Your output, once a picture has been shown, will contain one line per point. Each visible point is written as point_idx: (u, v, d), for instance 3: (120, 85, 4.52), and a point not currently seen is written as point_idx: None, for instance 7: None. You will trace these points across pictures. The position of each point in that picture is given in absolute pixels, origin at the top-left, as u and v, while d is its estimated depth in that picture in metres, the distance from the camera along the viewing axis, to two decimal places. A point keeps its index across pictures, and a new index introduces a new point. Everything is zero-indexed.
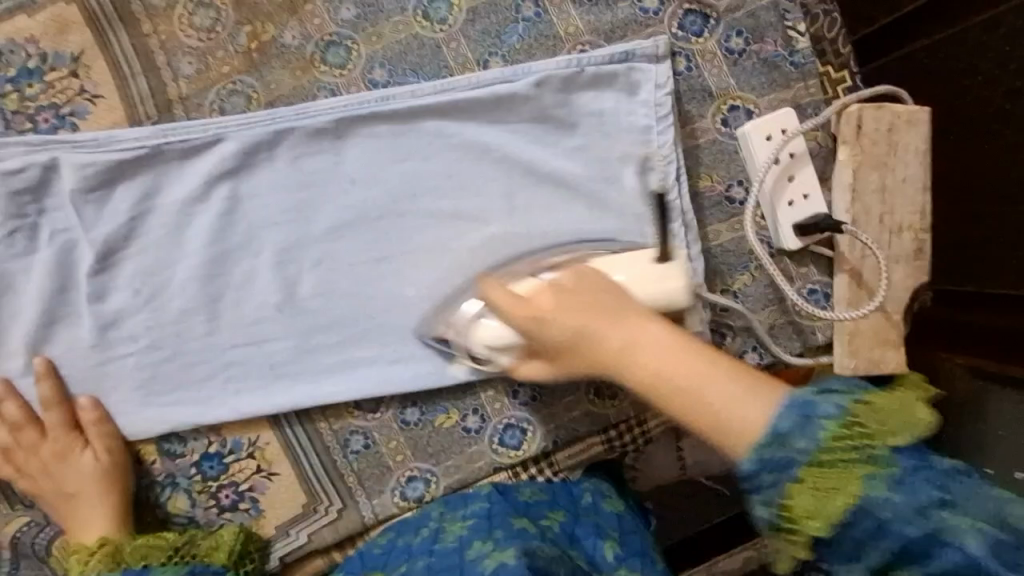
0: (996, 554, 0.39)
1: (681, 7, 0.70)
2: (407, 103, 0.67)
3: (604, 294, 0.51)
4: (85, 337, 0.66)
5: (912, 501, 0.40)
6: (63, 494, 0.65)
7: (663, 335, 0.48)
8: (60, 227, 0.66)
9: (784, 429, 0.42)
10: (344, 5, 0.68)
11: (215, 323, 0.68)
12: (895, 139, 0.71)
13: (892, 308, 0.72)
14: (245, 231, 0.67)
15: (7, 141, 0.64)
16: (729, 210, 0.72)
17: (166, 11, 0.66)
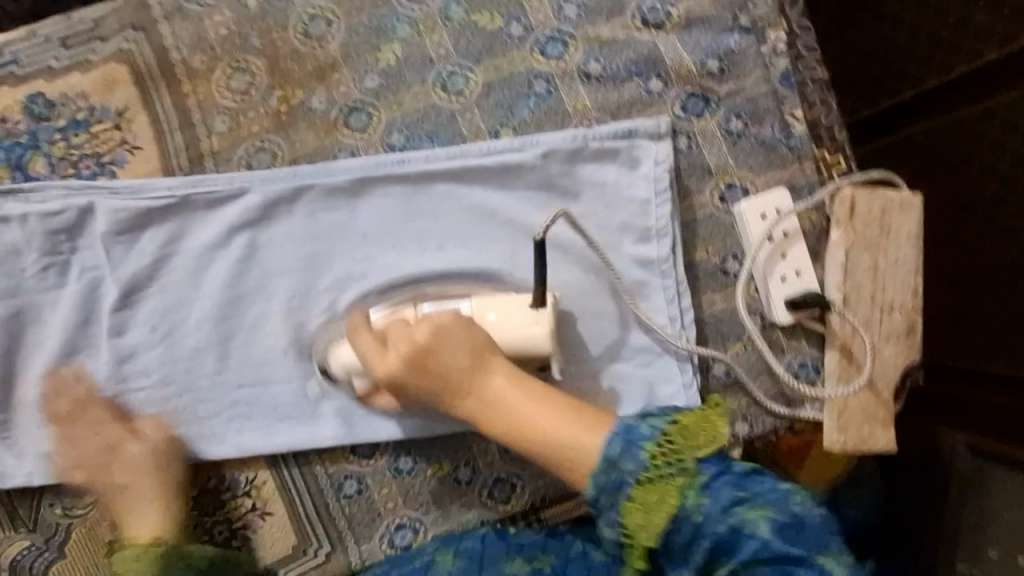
0: (782, 536, 0.52)
1: (683, 90, 0.74)
2: (422, 167, 0.71)
3: (471, 356, 0.63)
4: (103, 370, 0.70)
5: (717, 503, 0.54)
6: (115, 484, 0.69)
7: (514, 390, 0.62)
8: (89, 264, 0.70)
9: (614, 454, 0.56)
10: (369, 75, 0.73)
11: (225, 363, 0.71)
12: (888, 221, 0.73)
13: (881, 385, 0.73)
14: (260, 278, 0.72)
15: (49, 183, 0.69)
16: (723, 281, 0.75)
17: (206, 74, 0.72)
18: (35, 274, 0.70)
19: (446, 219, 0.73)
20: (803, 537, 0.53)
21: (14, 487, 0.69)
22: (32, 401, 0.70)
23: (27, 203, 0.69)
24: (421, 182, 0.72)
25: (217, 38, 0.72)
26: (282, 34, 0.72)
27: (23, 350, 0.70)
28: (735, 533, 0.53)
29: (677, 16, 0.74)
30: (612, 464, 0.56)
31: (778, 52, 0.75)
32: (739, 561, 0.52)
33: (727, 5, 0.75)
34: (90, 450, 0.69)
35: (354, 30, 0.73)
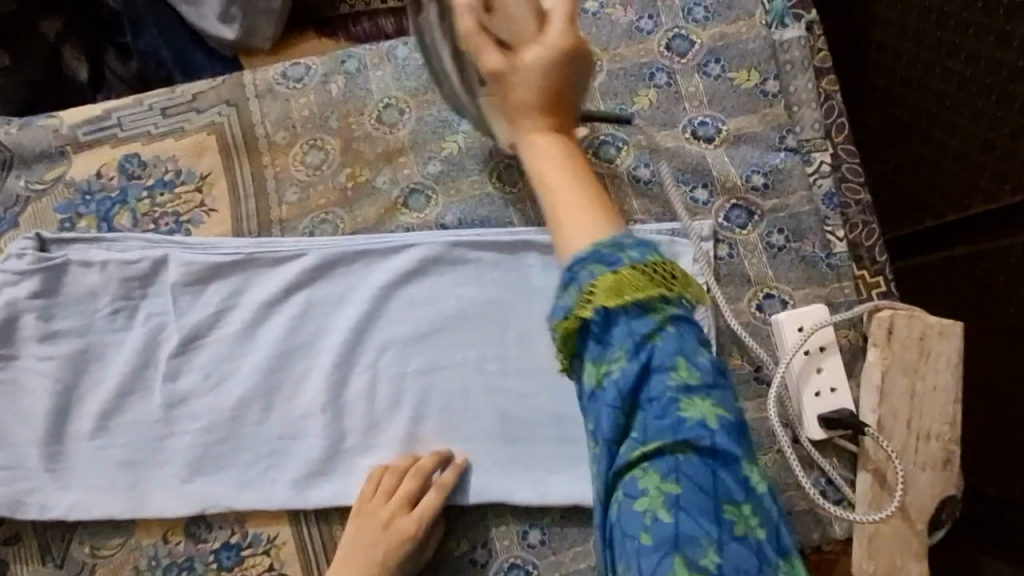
0: (728, 432, 0.44)
1: (728, 201, 0.77)
2: (471, 242, 0.76)
3: (547, 71, 0.56)
4: (152, 411, 0.74)
5: (675, 350, 0.45)
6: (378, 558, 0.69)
7: (554, 146, 0.56)
8: (156, 311, 0.75)
9: (624, 240, 0.47)
10: (432, 161, 0.78)
11: (267, 413, 0.74)
12: (927, 346, 0.73)
13: (915, 514, 0.71)
14: (311, 334, 0.75)
15: (130, 236, 0.75)
16: (756, 389, 0.75)
17: (284, 149, 0.78)
18: (106, 316, 0.75)
19: (490, 297, 0.76)
20: (744, 440, 0.45)
21: (52, 517, 0.72)
22: (82, 435, 0.74)
23: (109, 252, 0.75)
24: (471, 260, 0.76)
25: (299, 117, 0.79)
26: (358, 119, 0.79)
27: (80, 387, 0.74)
28: (677, 401, 0.44)
29: (726, 131, 0.78)
30: (617, 249, 0.46)
31: (823, 173, 0.78)
32: (667, 430, 0.44)
33: (776, 125, 0.78)
34: (195, 486, 0.73)
35: (423, 121, 0.79)
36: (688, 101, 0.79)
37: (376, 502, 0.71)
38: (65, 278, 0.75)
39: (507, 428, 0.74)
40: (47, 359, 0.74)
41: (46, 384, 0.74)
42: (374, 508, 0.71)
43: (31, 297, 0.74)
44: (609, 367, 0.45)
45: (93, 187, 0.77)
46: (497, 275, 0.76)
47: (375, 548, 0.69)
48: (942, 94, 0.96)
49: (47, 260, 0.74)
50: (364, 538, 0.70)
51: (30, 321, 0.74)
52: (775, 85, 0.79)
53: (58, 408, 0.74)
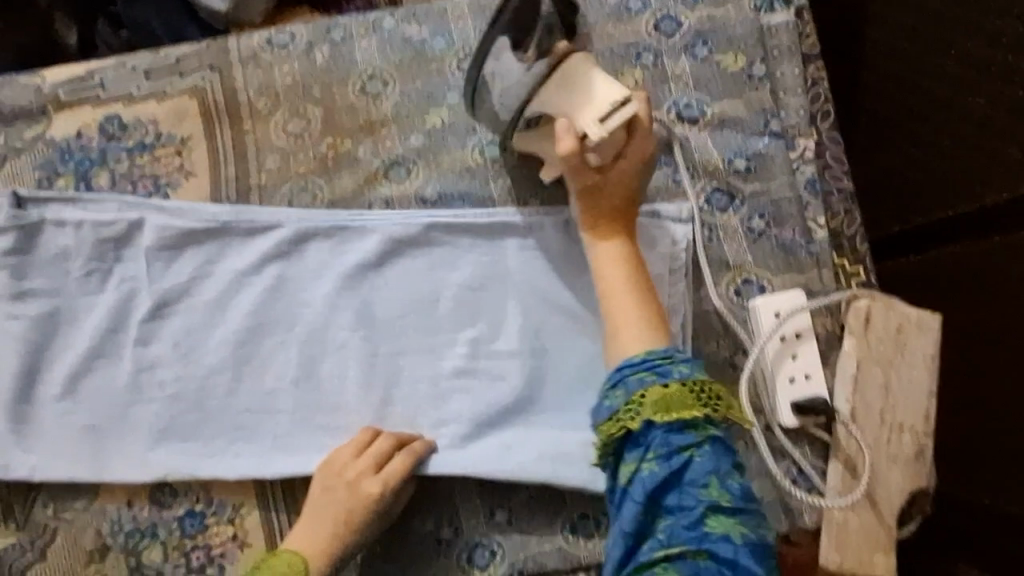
0: (749, 549, 0.58)
1: (709, 184, 0.77)
2: (449, 222, 0.75)
3: (623, 193, 0.69)
4: (121, 376, 0.73)
5: (708, 469, 0.59)
6: (338, 517, 0.68)
7: (622, 259, 0.69)
8: (129, 275, 0.75)
9: (672, 351, 0.63)
10: (414, 133, 0.77)
11: (236, 385, 0.73)
12: (903, 340, 0.73)
13: (885, 507, 0.71)
14: (283, 308, 0.74)
15: (107, 197, 0.75)
16: (730, 375, 0.74)
17: (266, 117, 0.78)
18: (80, 277, 0.74)
19: (465, 275, 0.75)
20: (762, 558, 0.58)
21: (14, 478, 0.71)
22: (50, 397, 0.73)
23: (86, 213, 0.74)
24: (448, 240, 0.75)
25: (282, 85, 0.78)
26: (342, 89, 0.78)
27: (50, 348, 0.74)
28: (704, 514, 0.58)
29: (711, 113, 0.78)
30: (667, 362, 0.62)
31: (805, 159, 0.77)
32: (692, 538, 0.57)
33: (761, 110, 0.78)
34: (160, 454, 0.72)
35: (407, 93, 0.78)
36: (674, 83, 0.78)
37: (343, 461, 0.70)
38: (39, 237, 0.74)
39: (475, 408, 0.73)
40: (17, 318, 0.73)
41: (14, 344, 0.73)
42: (341, 469, 0.70)
43: (4, 255, 0.73)
44: (642, 466, 0.59)
45: (73, 147, 0.76)
46: (473, 256, 0.75)
47: (333, 507, 0.68)
48: (932, 92, 0.96)
49: (21, 218, 0.74)
50: (325, 495, 0.69)
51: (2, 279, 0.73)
52: (762, 69, 0.78)
53: (26, 368, 0.73)
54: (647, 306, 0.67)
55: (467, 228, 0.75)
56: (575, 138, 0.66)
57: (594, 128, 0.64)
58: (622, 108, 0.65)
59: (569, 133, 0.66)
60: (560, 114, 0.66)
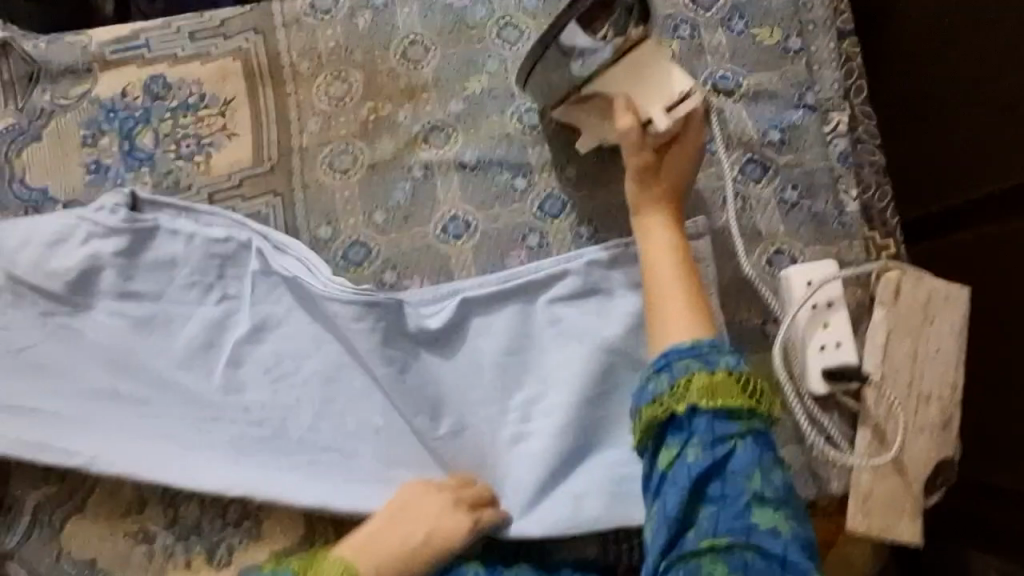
0: (795, 543, 0.56)
1: (743, 155, 0.78)
2: (475, 294, 0.73)
3: (677, 181, 0.68)
4: (161, 356, 0.72)
5: (751, 460, 0.58)
6: (406, 539, 0.66)
7: (671, 237, 0.67)
8: (184, 280, 0.74)
9: (720, 343, 0.62)
10: (454, 100, 0.79)
11: (273, 436, 0.72)
12: (931, 311, 0.74)
13: (912, 473, 0.72)
14: (309, 372, 0.73)
15: (217, 214, 0.74)
16: (760, 342, 0.76)
17: (309, 80, 0.79)
18: (117, 250, 0.73)
19: (509, 337, 0.73)
20: (808, 552, 0.57)
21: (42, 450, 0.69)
22: (134, 399, 0.71)
23: (181, 220, 0.74)
24: (493, 295, 0.73)
25: (324, 49, 0.79)
26: (383, 54, 0.79)
27: (143, 353, 0.72)
28: (749, 505, 0.57)
29: (747, 85, 0.79)
30: (715, 352, 0.61)
31: (838, 133, 0.78)
32: (737, 527, 0.56)
33: (795, 83, 0.79)
34: (201, 451, 0.71)
35: (447, 59, 0.79)
36: (710, 55, 0.80)
37: (431, 496, 0.68)
38: (153, 243, 0.74)
39: (529, 465, 0.71)
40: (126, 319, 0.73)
41: (116, 345, 0.72)
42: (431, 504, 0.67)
43: (113, 255, 0.73)
44: (686, 451, 0.59)
45: (118, 105, 0.78)
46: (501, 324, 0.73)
47: (408, 538, 0.66)
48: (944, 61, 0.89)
49: (137, 220, 0.73)
50: (409, 513, 0.67)
51: (110, 276, 0.73)
52: (798, 42, 0.80)
53: (125, 374, 0.72)
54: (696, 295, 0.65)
55: (494, 300, 0.74)
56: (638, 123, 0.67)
57: (661, 117, 0.65)
58: (686, 99, 0.66)
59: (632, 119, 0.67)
60: (627, 99, 0.67)
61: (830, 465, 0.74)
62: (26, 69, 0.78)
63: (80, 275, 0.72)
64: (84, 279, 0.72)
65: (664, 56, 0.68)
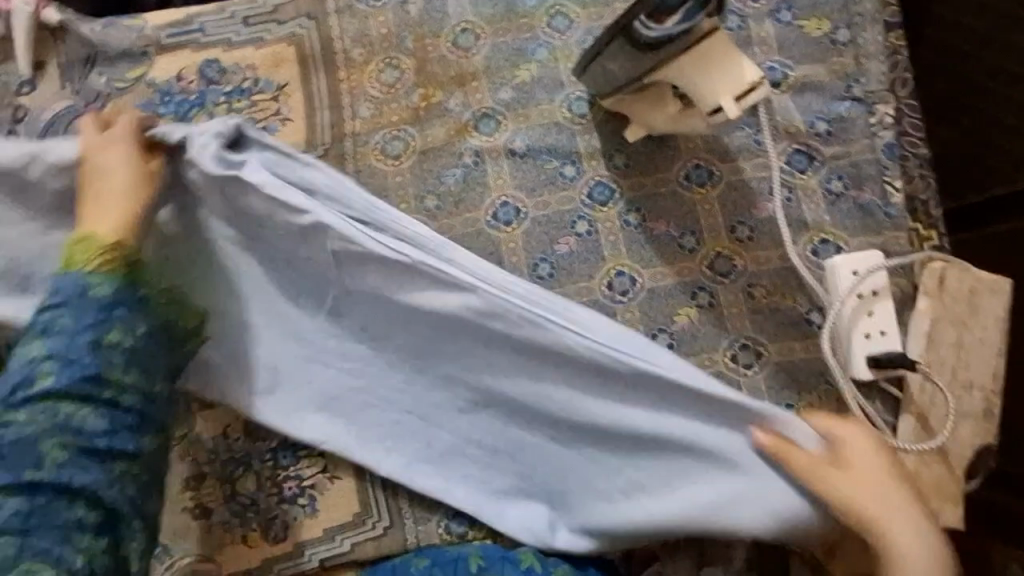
0: None
1: (789, 146, 0.79)
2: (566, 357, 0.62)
3: (889, 483, 0.56)
4: (275, 292, 0.72)
5: None
6: (99, 174, 0.63)
7: (921, 550, 0.54)
8: (278, 225, 0.66)
9: None
10: (504, 88, 0.80)
11: (372, 387, 0.74)
12: (976, 301, 0.75)
13: (955, 461, 0.72)
14: (405, 334, 0.70)
15: (316, 173, 0.66)
16: (804, 330, 0.77)
17: (361, 66, 0.80)
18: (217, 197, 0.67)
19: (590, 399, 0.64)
20: None
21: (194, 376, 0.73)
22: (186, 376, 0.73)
23: (273, 179, 0.65)
24: (586, 366, 0.62)
25: (376, 36, 0.81)
26: (434, 41, 0.80)
27: (262, 287, 0.72)
28: None
29: (793, 77, 0.80)
30: None
31: (885, 125, 0.79)
32: None
33: (842, 76, 0.80)
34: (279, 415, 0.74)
35: (498, 48, 0.80)
36: (758, 46, 0.81)
37: (113, 156, 0.63)
38: (248, 194, 0.65)
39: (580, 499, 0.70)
40: (241, 256, 0.71)
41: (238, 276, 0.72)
42: (117, 163, 0.63)
43: (215, 193, 0.66)
44: None
45: (172, 89, 0.79)
46: (577, 388, 0.64)
47: (103, 165, 0.63)
48: (982, 58, 0.91)
49: (232, 164, 0.65)
50: (105, 145, 0.64)
51: (216, 205, 0.68)
52: (845, 34, 0.81)
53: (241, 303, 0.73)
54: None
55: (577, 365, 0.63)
56: (706, 110, 0.66)
57: (731, 106, 0.65)
58: (755, 90, 0.65)
59: (699, 105, 0.66)
60: (694, 86, 0.66)
61: None
62: (83, 53, 0.79)
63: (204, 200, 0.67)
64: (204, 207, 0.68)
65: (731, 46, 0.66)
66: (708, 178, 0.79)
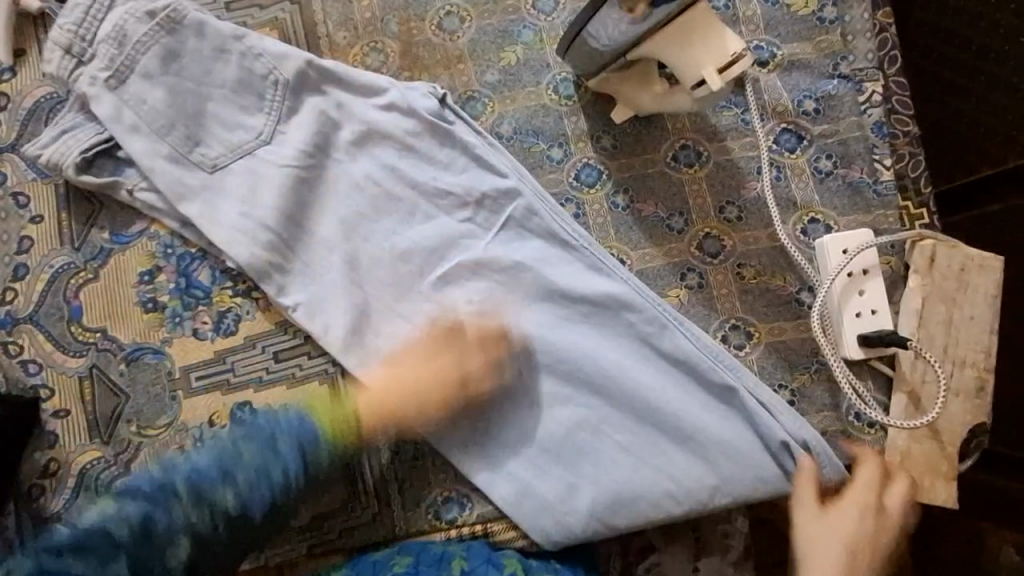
0: None
1: (777, 125, 0.79)
2: (648, 356, 0.74)
3: (864, 542, 0.65)
4: (379, 254, 0.76)
5: None
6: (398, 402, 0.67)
7: None
8: (429, 182, 0.77)
9: None
10: (490, 70, 0.79)
11: (454, 352, 0.75)
12: (966, 278, 0.74)
13: (946, 438, 0.72)
14: (522, 294, 0.75)
15: (505, 153, 0.77)
16: (794, 310, 0.76)
17: (346, 49, 0.80)
18: (399, 150, 0.77)
19: (657, 402, 0.72)
20: None
21: (282, 306, 0.75)
22: None
23: (469, 136, 0.77)
24: (659, 358, 0.74)
25: (361, 19, 0.80)
26: (419, 24, 0.80)
27: (368, 251, 0.76)
28: None
29: (781, 56, 0.80)
30: None
31: (874, 103, 0.79)
32: None
33: (830, 54, 0.80)
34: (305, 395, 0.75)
35: (482, 30, 0.80)
36: (744, 25, 0.80)
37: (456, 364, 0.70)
38: (443, 139, 0.77)
39: (607, 504, 0.71)
40: (365, 211, 0.76)
41: (354, 224, 0.76)
42: (435, 384, 0.68)
43: (405, 135, 0.77)
44: None
45: None
46: (646, 386, 0.73)
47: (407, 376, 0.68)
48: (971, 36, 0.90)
49: (442, 120, 0.77)
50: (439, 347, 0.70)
51: (391, 151, 0.77)
52: (833, 12, 0.80)
53: (342, 239, 0.76)
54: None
55: (654, 353, 0.74)
56: (689, 85, 0.66)
57: (714, 81, 0.64)
58: (740, 59, 0.65)
59: (683, 80, 0.66)
60: (676, 63, 0.66)
61: (863, 431, 0.75)
62: None
63: (358, 132, 0.77)
64: (367, 141, 0.77)
65: (711, 16, 0.65)
66: (696, 159, 0.78)
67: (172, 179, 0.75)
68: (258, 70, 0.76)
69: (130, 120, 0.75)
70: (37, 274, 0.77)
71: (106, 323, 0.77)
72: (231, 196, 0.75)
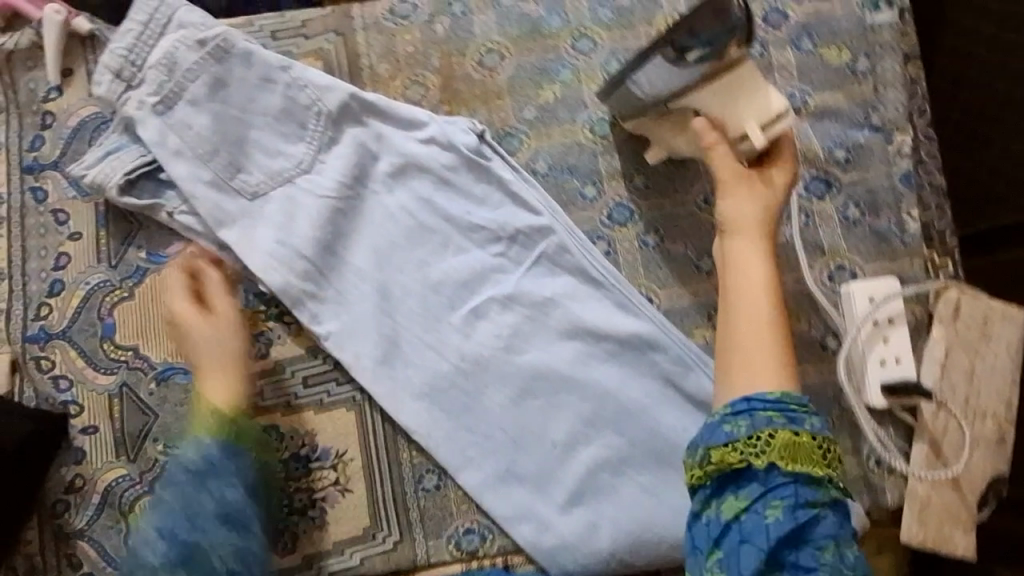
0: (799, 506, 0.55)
1: (807, 172, 0.80)
2: (673, 397, 0.75)
3: (771, 196, 0.64)
4: (411, 284, 0.77)
5: (830, 533, 0.54)
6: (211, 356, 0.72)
7: (757, 264, 0.62)
8: (463, 215, 0.78)
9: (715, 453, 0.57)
10: (527, 106, 0.81)
11: (480, 383, 0.75)
12: (990, 329, 0.75)
13: (966, 487, 0.72)
14: (552, 330, 0.76)
15: (540, 190, 0.78)
16: (817, 353, 0.77)
17: (387, 81, 0.81)
18: (435, 182, 0.78)
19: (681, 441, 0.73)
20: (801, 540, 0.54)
21: (314, 331, 0.76)
22: None
23: (505, 172, 0.78)
24: (684, 398, 0.75)
25: (403, 53, 0.82)
26: (460, 60, 0.81)
27: (401, 280, 0.77)
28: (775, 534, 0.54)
29: (813, 103, 0.81)
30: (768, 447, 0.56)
31: (903, 154, 0.80)
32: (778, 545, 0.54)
33: (861, 103, 0.81)
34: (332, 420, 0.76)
35: (521, 67, 0.81)
36: (778, 72, 0.82)
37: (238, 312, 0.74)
38: (479, 174, 0.78)
39: (626, 542, 0.71)
40: (400, 240, 0.78)
41: (387, 254, 0.77)
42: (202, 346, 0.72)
43: (442, 168, 0.78)
44: (766, 510, 0.55)
45: None
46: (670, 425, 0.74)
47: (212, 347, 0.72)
48: None
49: (480, 156, 0.78)
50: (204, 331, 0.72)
51: (427, 183, 0.78)
52: (865, 64, 0.82)
53: (375, 270, 0.77)
54: (781, 315, 0.61)
55: (679, 394, 0.75)
56: (732, 136, 0.66)
57: (758, 135, 0.65)
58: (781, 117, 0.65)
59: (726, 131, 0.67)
60: (718, 114, 0.67)
61: (884, 476, 0.75)
62: None
63: (396, 164, 0.78)
64: (404, 172, 0.79)
65: (755, 76, 0.67)
66: None
67: (210, 203, 0.76)
68: (302, 100, 0.78)
69: (174, 144, 0.76)
70: (72, 290, 0.78)
71: (138, 340, 0.77)
72: (268, 221, 0.76)
